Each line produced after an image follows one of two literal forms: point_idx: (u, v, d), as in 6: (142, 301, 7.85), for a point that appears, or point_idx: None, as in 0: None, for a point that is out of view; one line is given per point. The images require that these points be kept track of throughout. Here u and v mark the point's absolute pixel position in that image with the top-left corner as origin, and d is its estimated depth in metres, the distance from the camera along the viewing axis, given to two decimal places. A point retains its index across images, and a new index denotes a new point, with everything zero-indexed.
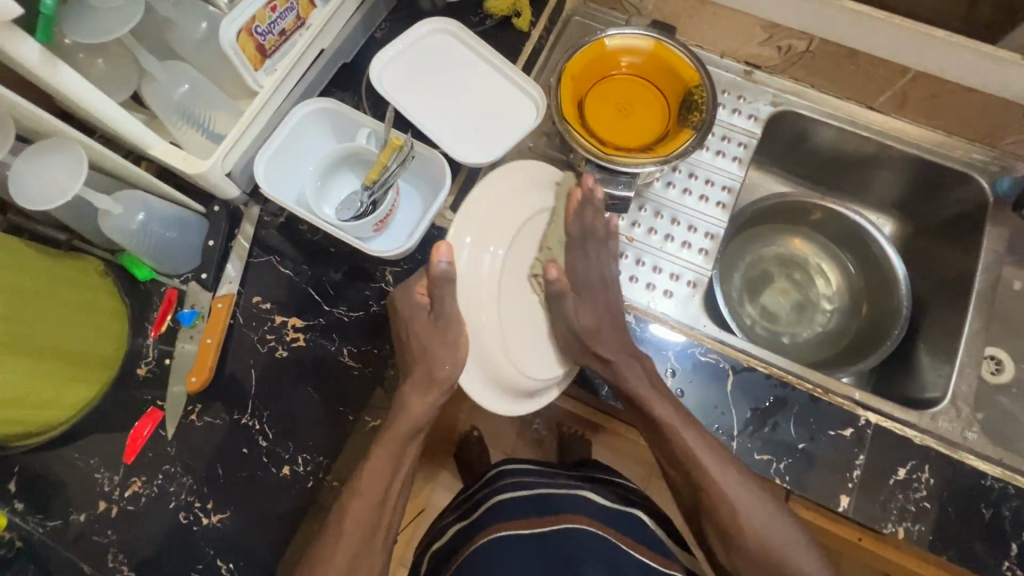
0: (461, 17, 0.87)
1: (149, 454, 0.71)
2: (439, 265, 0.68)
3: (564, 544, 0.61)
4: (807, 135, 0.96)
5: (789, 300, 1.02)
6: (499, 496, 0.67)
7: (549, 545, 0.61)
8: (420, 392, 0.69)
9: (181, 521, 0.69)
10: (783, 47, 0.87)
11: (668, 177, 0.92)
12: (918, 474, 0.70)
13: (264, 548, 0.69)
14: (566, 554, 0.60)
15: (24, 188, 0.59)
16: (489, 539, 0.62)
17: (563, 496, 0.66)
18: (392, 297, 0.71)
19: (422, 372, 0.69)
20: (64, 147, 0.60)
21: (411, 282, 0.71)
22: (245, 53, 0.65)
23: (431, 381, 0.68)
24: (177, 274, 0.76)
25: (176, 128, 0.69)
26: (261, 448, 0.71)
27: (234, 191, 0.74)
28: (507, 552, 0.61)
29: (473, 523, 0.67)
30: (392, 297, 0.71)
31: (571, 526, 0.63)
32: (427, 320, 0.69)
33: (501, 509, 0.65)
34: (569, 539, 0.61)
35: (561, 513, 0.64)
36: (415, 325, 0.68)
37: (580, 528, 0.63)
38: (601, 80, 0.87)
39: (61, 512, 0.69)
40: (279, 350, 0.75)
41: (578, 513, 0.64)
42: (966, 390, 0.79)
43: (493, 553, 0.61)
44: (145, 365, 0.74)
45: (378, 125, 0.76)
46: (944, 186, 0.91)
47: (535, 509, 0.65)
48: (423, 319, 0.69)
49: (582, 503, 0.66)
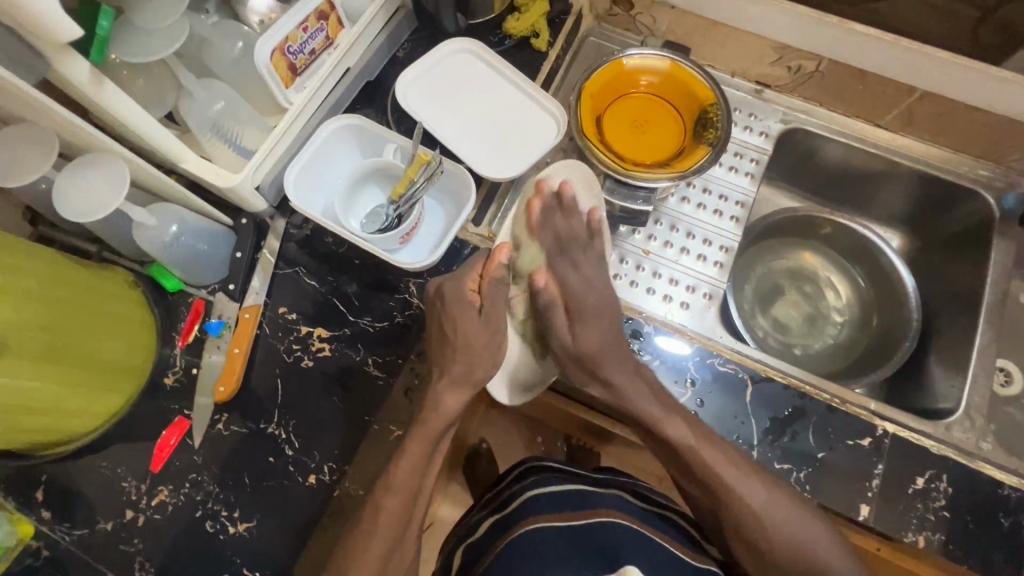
0: (482, 37, 0.90)
1: (176, 463, 0.72)
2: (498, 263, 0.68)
3: (598, 538, 0.62)
4: (815, 152, 0.98)
5: (800, 312, 1.03)
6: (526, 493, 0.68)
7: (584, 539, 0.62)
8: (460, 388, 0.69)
9: (207, 529, 0.70)
10: (793, 67, 0.90)
11: (683, 192, 0.94)
12: (937, 484, 0.71)
13: (289, 556, 0.69)
14: (601, 547, 0.61)
15: (64, 201, 0.61)
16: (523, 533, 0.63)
17: (590, 493, 0.67)
18: (443, 284, 0.70)
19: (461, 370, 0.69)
20: (108, 162, 0.62)
21: (463, 275, 0.70)
22: (278, 72, 0.67)
23: (468, 378, 0.69)
24: (205, 285, 0.78)
25: (208, 143, 0.71)
26: (288, 457, 0.72)
27: (260, 204, 0.76)
28: (543, 544, 0.61)
29: (500, 521, 0.67)
30: (443, 284, 0.70)
31: (604, 519, 0.64)
32: (476, 321, 0.69)
33: (534, 503, 0.66)
34: (603, 535, 0.62)
35: (595, 507, 0.65)
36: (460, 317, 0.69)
37: (611, 521, 0.64)
38: (619, 97, 0.90)
39: (87, 521, 0.70)
40: (305, 359, 0.76)
41: (610, 507, 0.65)
42: (979, 400, 0.80)
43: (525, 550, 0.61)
44: (172, 375, 0.75)
45: (405, 140, 0.78)
46: (951, 201, 0.93)
47: (567, 504, 0.65)
48: (473, 317, 0.69)
49: (611, 498, 0.67)
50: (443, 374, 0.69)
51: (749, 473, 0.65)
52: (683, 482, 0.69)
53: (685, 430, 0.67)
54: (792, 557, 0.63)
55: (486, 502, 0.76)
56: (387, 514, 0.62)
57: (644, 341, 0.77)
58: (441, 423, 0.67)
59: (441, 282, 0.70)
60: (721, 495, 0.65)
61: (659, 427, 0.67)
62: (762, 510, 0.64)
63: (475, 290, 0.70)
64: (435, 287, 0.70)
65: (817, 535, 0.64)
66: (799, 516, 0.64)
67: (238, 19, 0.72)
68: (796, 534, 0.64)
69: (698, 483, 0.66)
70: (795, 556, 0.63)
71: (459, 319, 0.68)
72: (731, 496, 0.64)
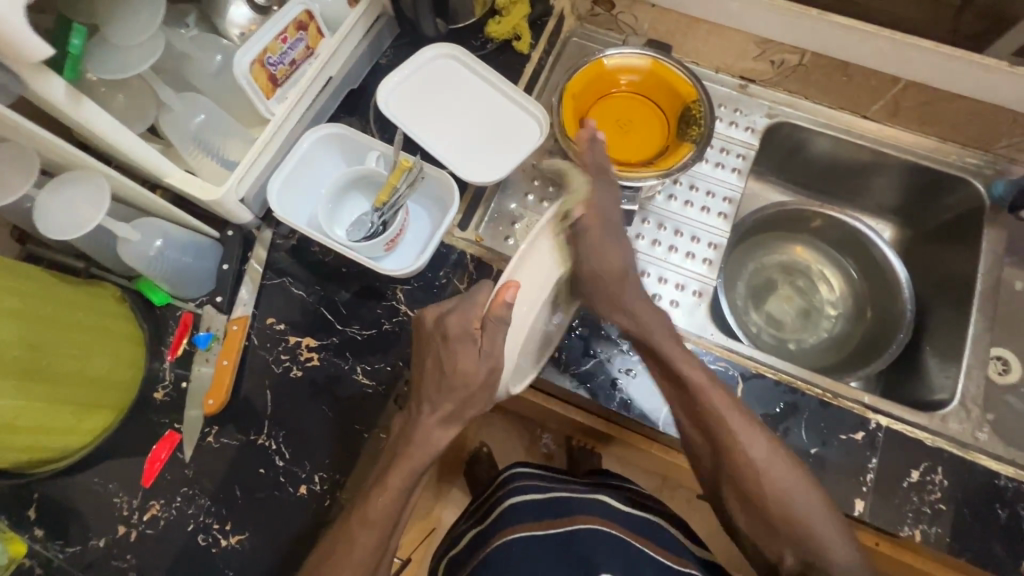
0: (464, 41, 0.90)
1: (167, 477, 0.72)
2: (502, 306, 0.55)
3: (577, 547, 0.64)
4: (804, 145, 0.97)
5: (793, 306, 1.03)
6: (511, 500, 0.71)
7: (562, 546, 0.65)
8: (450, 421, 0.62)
9: (199, 542, 0.70)
10: (775, 62, 0.91)
11: (670, 190, 0.94)
12: (932, 476, 0.70)
13: (280, 567, 0.69)
14: (580, 555, 0.64)
15: (46, 219, 0.61)
16: (503, 541, 0.66)
17: (574, 499, 0.70)
18: (445, 317, 0.60)
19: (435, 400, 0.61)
20: (89, 178, 0.62)
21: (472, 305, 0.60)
22: (258, 83, 0.68)
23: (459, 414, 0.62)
24: (193, 299, 0.78)
25: (191, 156, 0.71)
26: (278, 468, 0.72)
27: (245, 215, 0.76)
28: (522, 551, 0.64)
29: (486, 529, 0.70)
30: (446, 317, 0.60)
31: (584, 527, 0.66)
32: (475, 359, 0.59)
33: (513, 512, 0.69)
34: (584, 541, 0.65)
35: (574, 514, 0.68)
36: (456, 355, 0.59)
37: (592, 528, 0.66)
38: (602, 98, 0.89)
39: (80, 537, 0.70)
40: (293, 369, 0.76)
41: (593, 515, 0.68)
42: (975, 390, 0.80)
43: (506, 559, 0.64)
44: (162, 389, 0.75)
45: (387, 147, 0.78)
46: (940, 189, 0.92)
47: (548, 513, 0.68)
48: (471, 355, 0.59)
49: (595, 505, 0.69)
50: (434, 411, 0.61)
51: (756, 431, 0.63)
52: (685, 429, 0.67)
53: (702, 372, 0.65)
54: (784, 518, 0.61)
55: (471, 513, 0.79)
56: (360, 537, 0.59)
57: None
58: (425, 458, 0.61)
59: (442, 315, 0.61)
60: (723, 443, 0.63)
61: (675, 366, 0.65)
62: (761, 464, 0.62)
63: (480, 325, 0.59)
64: (436, 319, 0.62)
65: (809, 499, 0.61)
66: (796, 476, 0.62)
67: (217, 32, 0.72)
68: (791, 494, 0.61)
69: (704, 432, 0.65)
70: (786, 516, 0.60)
71: (458, 356, 0.59)
72: (729, 437, 0.63)
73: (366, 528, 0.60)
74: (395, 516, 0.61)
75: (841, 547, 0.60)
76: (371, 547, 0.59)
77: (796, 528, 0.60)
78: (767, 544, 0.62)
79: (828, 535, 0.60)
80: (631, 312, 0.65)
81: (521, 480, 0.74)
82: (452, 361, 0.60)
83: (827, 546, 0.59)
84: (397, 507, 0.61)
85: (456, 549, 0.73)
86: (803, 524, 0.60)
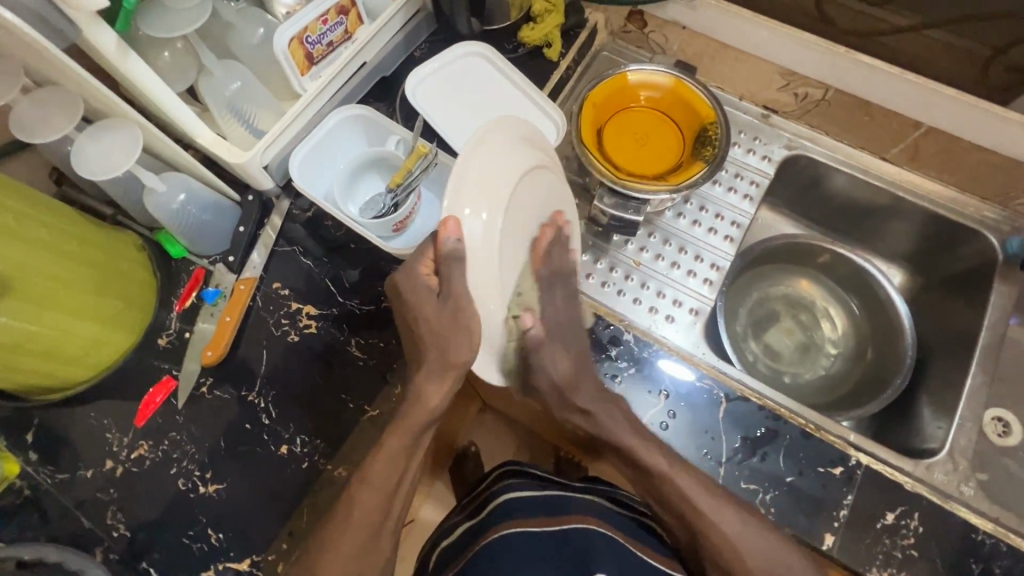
0: (497, 43, 0.93)
1: (158, 420, 0.75)
2: (446, 244, 0.56)
3: (573, 542, 0.66)
4: (820, 180, 0.96)
5: (793, 340, 1.02)
6: (504, 496, 0.72)
7: (561, 545, 0.66)
8: (436, 379, 0.64)
9: (180, 487, 0.72)
10: (799, 94, 0.94)
11: (678, 208, 0.94)
12: (907, 521, 0.69)
13: (256, 521, 0.71)
14: (575, 552, 0.65)
15: (84, 160, 0.65)
16: (501, 534, 0.66)
17: (565, 500, 0.72)
18: (397, 278, 0.65)
19: (436, 359, 0.63)
20: (125, 127, 0.66)
21: (415, 260, 0.64)
22: (295, 59, 0.71)
23: (444, 365, 0.63)
24: (207, 256, 0.81)
25: (223, 121, 0.75)
26: (263, 426, 0.75)
27: (267, 183, 0.79)
28: (514, 545, 0.65)
29: (478, 523, 0.71)
30: (398, 278, 0.64)
31: (581, 527, 0.67)
32: (433, 304, 0.62)
33: (506, 508, 0.70)
34: (581, 539, 0.66)
35: (569, 513, 0.69)
36: (421, 305, 0.62)
37: (592, 528, 0.67)
38: (621, 111, 0.91)
39: (69, 466, 0.73)
40: (291, 334, 0.78)
41: (586, 514, 0.69)
42: (964, 444, 0.78)
43: (505, 548, 0.65)
44: (166, 337, 0.78)
45: (407, 133, 0.81)
46: (952, 240, 0.91)
47: (545, 509, 0.70)
48: (431, 302, 0.62)
49: (588, 505, 0.72)
50: (421, 367, 0.65)
51: (728, 504, 0.66)
52: (659, 509, 0.71)
53: (661, 458, 0.67)
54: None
55: (464, 507, 0.80)
56: (359, 498, 0.63)
57: (623, 348, 0.77)
58: (423, 416, 0.64)
59: (396, 278, 0.65)
60: (696, 524, 0.66)
61: (635, 454, 0.68)
62: (733, 535, 0.65)
63: (431, 272, 0.63)
64: (394, 282, 0.66)
65: (795, 566, 0.64)
66: (765, 537, 0.65)
67: (263, 7, 0.76)
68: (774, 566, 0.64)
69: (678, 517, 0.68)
70: None
71: (419, 305, 0.62)
72: (709, 528, 0.66)
73: (369, 490, 0.64)
74: (395, 481, 0.65)
75: None
76: (375, 511, 0.63)
77: None
78: None
79: None
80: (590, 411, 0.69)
81: (513, 477, 0.76)
82: (417, 311, 0.63)
83: None
84: (397, 479, 0.65)
85: (446, 542, 0.74)
86: None
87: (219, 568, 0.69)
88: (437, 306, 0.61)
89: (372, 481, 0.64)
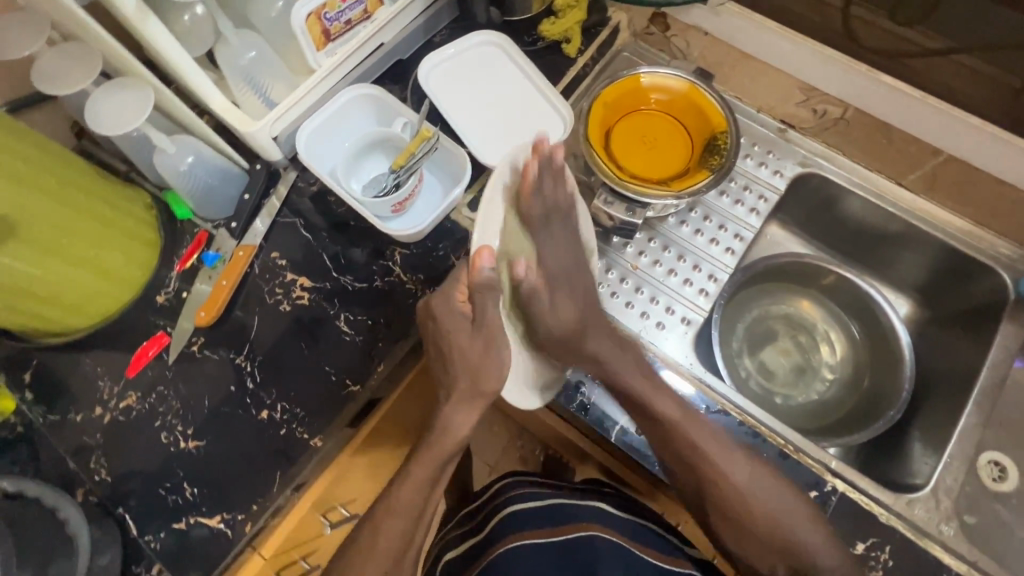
0: (516, 35, 0.93)
1: (149, 372, 0.77)
2: (481, 271, 0.63)
3: (582, 550, 0.68)
4: (835, 202, 0.93)
5: (789, 360, 1.00)
6: (511, 508, 0.74)
7: (571, 555, 0.68)
8: (464, 406, 0.70)
9: (162, 440, 0.74)
10: (818, 111, 0.93)
11: (683, 216, 0.93)
12: (877, 553, 0.69)
13: (230, 482, 0.73)
14: (584, 558, 0.68)
15: (98, 114, 0.67)
16: (515, 546, 0.69)
17: (569, 507, 0.73)
18: (429, 302, 0.69)
19: (465, 383, 0.69)
20: (139, 86, 0.68)
21: (449, 288, 0.70)
22: (311, 33, 0.73)
23: (475, 392, 0.69)
24: (212, 220, 0.83)
25: (238, 90, 0.77)
26: (247, 389, 0.76)
27: (276, 154, 0.81)
28: (527, 559, 0.68)
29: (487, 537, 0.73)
30: (430, 302, 0.69)
31: (587, 534, 0.70)
32: (466, 332, 0.68)
33: (514, 520, 0.72)
34: (589, 548, 0.68)
35: (574, 522, 0.71)
36: (456, 333, 0.68)
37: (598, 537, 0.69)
38: (631, 113, 0.90)
39: (62, 408, 0.76)
40: (284, 303, 0.80)
41: (593, 522, 0.71)
42: (950, 483, 0.76)
43: (517, 560, 0.68)
44: (164, 294, 0.80)
45: (415, 116, 0.82)
46: (964, 275, 0.88)
47: (551, 520, 0.72)
48: (464, 328, 0.68)
49: (590, 511, 0.72)
50: (449, 396, 0.70)
51: (736, 457, 0.68)
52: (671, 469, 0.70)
53: (672, 405, 0.69)
54: (768, 530, 0.66)
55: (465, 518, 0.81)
56: (384, 528, 0.65)
57: None
58: (450, 445, 0.69)
59: (427, 301, 0.70)
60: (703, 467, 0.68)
61: (649, 402, 0.69)
62: (746, 488, 0.67)
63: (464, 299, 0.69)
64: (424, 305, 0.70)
65: (796, 514, 0.65)
66: (777, 491, 0.67)
67: None
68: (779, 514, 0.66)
69: (688, 468, 0.68)
70: (772, 532, 0.66)
71: (453, 333, 0.68)
72: (716, 474, 0.67)
73: (390, 517, 0.65)
74: (417, 505, 0.66)
75: (826, 550, 0.64)
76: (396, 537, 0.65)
77: (782, 536, 0.65)
78: (759, 560, 0.68)
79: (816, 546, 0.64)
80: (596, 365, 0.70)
81: (519, 488, 0.77)
82: (449, 338, 0.68)
83: (804, 544, 0.64)
84: (419, 500, 0.67)
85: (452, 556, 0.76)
86: (791, 539, 0.65)
87: (190, 521, 0.72)
88: (470, 332, 0.68)
89: (396, 508, 0.65)
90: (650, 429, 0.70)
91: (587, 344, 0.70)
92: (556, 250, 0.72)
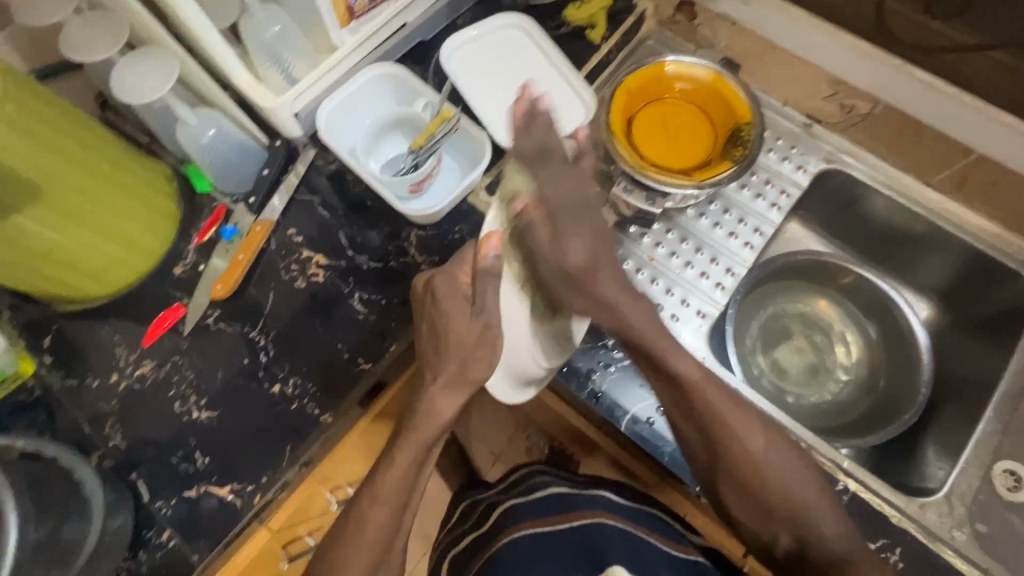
0: (540, 19, 0.92)
1: (165, 342, 0.78)
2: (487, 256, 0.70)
3: (589, 538, 0.68)
4: (859, 201, 0.91)
5: (803, 360, 0.99)
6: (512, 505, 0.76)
7: (576, 546, 0.68)
8: (454, 388, 0.69)
9: (175, 409, 0.75)
10: (846, 105, 0.91)
11: (702, 208, 0.92)
12: (888, 554, 0.70)
13: (241, 453, 0.74)
14: (591, 546, 0.67)
15: (122, 82, 0.67)
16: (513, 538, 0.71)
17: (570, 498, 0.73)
18: (432, 279, 0.70)
19: (456, 365, 0.69)
20: (163, 56, 0.68)
21: (454, 269, 0.71)
22: (335, 10, 0.72)
23: (465, 379, 0.69)
24: (231, 194, 0.84)
25: (261, 65, 0.77)
26: (260, 363, 0.77)
27: (296, 131, 0.81)
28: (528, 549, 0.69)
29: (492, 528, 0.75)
30: (433, 279, 0.70)
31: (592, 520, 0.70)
32: (464, 316, 0.69)
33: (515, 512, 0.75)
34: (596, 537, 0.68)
35: (575, 511, 0.71)
36: (454, 314, 0.69)
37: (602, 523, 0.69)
38: (653, 101, 0.89)
39: (80, 373, 0.77)
40: (299, 280, 0.80)
41: (596, 510, 0.71)
42: (965, 488, 0.75)
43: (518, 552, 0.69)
44: (182, 265, 0.81)
45: (435, 96, 0.82)
46: (990, 279, 0.86)
47: (551, 510, 0.73)
48: (463, 307, 0.69)
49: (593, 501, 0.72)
50: (436, 377, 0.69)
51: (752, 421, 0.64)
52: (679, 425, 0.67)
53: (692, 363, 0.64)
54: (778, 495, 0.62)
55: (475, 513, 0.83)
56: (373, 515, 0.63)
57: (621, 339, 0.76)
58: (435, 426, 0.67)
59: (431, 278, 0.71)
60: (717, 432, 0.63)
61: (665, 358, 0.64)
62: (759, 456, 0.63)
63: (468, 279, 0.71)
64: (424, 284, 0.71)
65: (806, 487, 0.63)
66: (792, 462, 0.64)
67: None
68: (789, 483, 0.63)
69: (700, 430, 0.65)
70: (781, 497, 0.62)
71: (450, 317, 0.68)
72: (729, 436, 0.63)
73: (378, 505, 0.64)
74: (405, 493, 0.65)
75: (831, 517, 0.62)
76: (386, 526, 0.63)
77: (787, 498, 0.62)
78: (761, 528, 0.64)
79: (822, 509, 0.63)
80: (608, 301, 0.65)
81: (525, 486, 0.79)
82: (447, 321, 0.69)
83: (811, 512, 0.62)
84: (407, 489, 0.65)
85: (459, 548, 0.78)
86: (801, 509, 0.62)
87: (200, 489, 0.73)
88: (469, 322, 0.69)
89: (380, 494, 0.64)
90: (663, 385, 0.66)
91: (601, 284, 0.65)
92: (558, 184, 0.69)
